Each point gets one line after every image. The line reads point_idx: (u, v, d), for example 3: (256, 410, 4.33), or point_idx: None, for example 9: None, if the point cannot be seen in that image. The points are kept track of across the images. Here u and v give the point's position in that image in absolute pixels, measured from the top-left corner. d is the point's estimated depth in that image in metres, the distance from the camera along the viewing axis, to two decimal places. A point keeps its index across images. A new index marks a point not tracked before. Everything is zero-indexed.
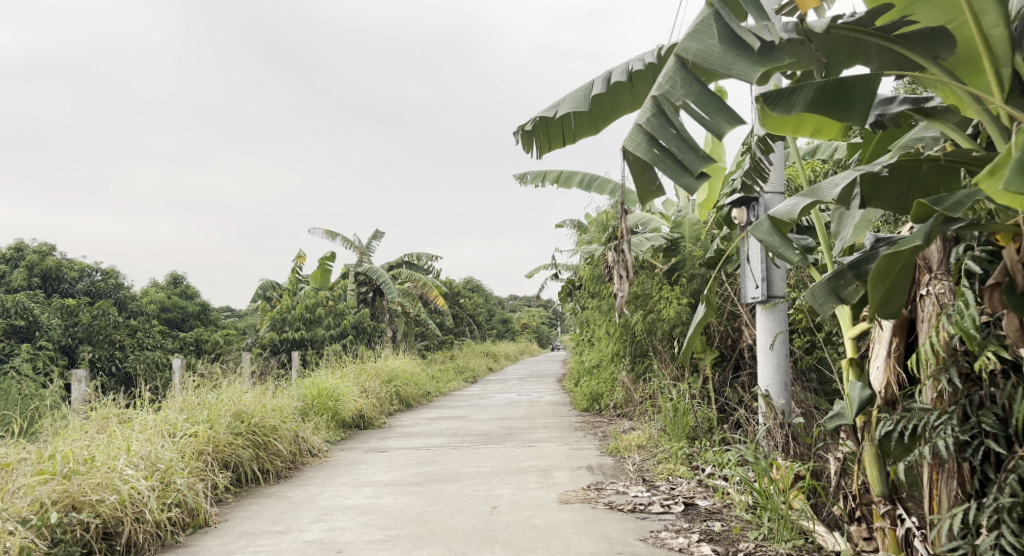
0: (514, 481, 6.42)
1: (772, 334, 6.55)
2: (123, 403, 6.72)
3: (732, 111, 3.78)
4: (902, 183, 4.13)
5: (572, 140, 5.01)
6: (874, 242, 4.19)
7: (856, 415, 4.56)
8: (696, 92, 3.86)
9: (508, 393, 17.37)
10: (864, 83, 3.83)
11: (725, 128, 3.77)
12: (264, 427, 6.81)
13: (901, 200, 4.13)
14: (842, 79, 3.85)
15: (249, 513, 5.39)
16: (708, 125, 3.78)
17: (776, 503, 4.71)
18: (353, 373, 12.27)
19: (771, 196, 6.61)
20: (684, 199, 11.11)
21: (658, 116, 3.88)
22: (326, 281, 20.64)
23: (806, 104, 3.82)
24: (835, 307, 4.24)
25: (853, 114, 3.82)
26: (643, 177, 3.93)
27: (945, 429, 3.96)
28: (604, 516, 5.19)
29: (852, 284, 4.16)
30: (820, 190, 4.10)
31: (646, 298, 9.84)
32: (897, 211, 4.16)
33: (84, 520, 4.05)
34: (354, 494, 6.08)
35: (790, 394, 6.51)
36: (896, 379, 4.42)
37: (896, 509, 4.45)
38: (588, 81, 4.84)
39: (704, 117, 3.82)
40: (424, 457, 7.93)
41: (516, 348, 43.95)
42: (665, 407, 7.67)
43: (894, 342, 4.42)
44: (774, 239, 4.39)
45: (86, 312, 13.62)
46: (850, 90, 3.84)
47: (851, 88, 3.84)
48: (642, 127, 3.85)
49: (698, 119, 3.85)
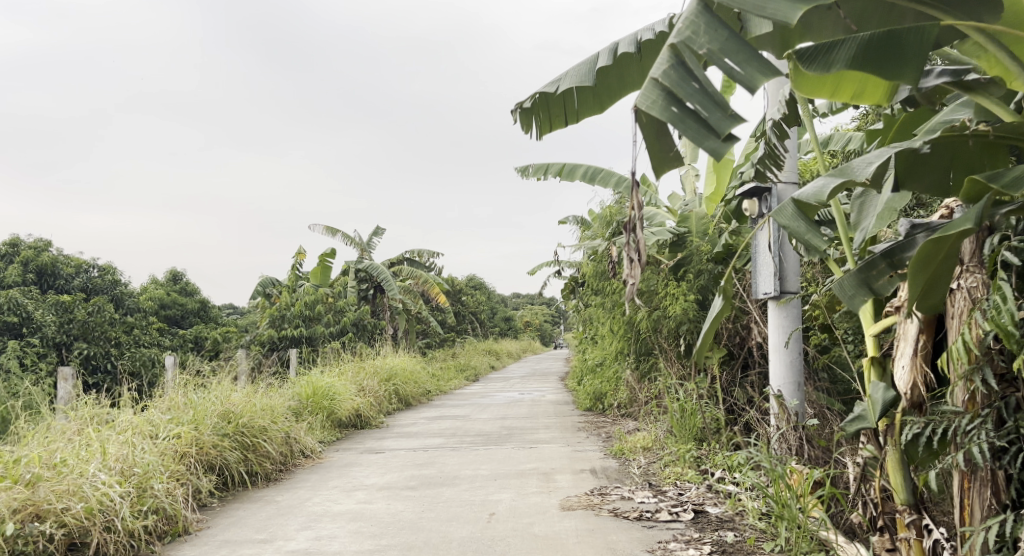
0: (513, 485, 6.12)
1: (785, 331, 6.26)
2: (107, 402, 6.44)
3: (767, 61, 3.41)
4: (941, 161, 3.92)
5: (574, 120, 4.67)
6: (910, 229, 3.92)
7: (879, 419, 4.24)
8: (721, 40, 3.52)
9: (510, 392, 17.07)
10: (913, 38, 3.51)
11: (757, 81, 3.39)
12: (253, 428, 6.52)
13: (940, 180, 3.93)
14: (889, 34, 3.53)
15: (233, 520, 5.11)
16: (737, 76, 3.41)
17: (793, 512, 4.39)
18: (351, 371, 11.99)
19: (784, 187, 6.34)
20: (691, 193, 10.81)
21: (679, 68, 3.52)
22: (326, 277, 20.34)
23: (847, 60, 3.52)
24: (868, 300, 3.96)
25: (900, 71, 3.49)
26: (659, 143, 3.64)
27: (979, 434, 3.64)
28: (609, 524, 4.89)
29: (885, 275, 3.90)
30: (852, 169, 3.84)
31: (652, 294, 9.56)
32: (935, 191, 3.96)
33: (48, 530, 3.78)
34: (346, 499, 5.79)
35: (803, 394, 6.22)
36: (923, 379, 4.11)
37: (922, 519, 4.14)
38: (593, 54, 4.54)
39: (732, 67, 3.44)
40: (421, 458, 7.64)
41: (519, 346, 43.65)
42: (672, 408, 7.36)
43: (921, 340, 4.12)
44: (800, 225, 4.08)
45: (81, 309, 13.38)
46: (899, 45, 3.51)
47: (899, 42, 3.50)
48: (660, 83, 3.50)
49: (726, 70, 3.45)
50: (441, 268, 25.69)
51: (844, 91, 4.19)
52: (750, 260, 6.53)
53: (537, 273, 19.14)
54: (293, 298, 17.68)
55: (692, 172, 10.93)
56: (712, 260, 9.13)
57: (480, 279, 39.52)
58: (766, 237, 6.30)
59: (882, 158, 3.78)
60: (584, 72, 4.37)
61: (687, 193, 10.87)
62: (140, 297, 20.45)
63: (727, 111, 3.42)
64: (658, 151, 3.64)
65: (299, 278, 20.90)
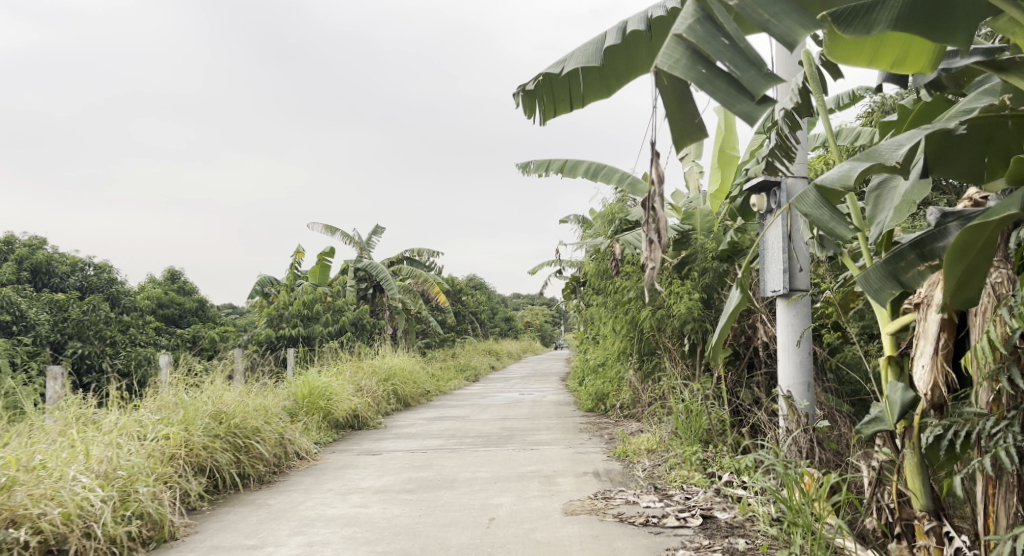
0: (514, 489, 5.93)
1: (795, 330, 6.06)
2: (94, 402, 6.25)
3: (804, 14, 3.43)
4: (976, 145, 3.75)
5: (580, 104, 4.56)
6: (941, 216, 3.77)
7: (897, 421, 4.02)
8: None
9: (510, 393, 16.88)
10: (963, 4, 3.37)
11: (794, 32, 3.39)
12: (245, 428, 6.33)
13: (971, 164, 3.79)
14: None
15: (222, 524, 4.91)
16: (774, 28, 3.39)
17: (808, 518, 4.19)
18: (348, 371, 11.79)
19: (794, 181, 6.15)
20: (695, 190, 10.62)
21: (707, 23, 3.38)
22: (325, 276, 20.14)
23: (892, 19, 3.32)
24: (896, 292, 3.82)
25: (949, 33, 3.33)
26: (679, 113, 3.48)
27: (1006, 438, 3.46)
28: (614, 530, 4.69)
29: (914, 267, 3.75)
30: (879, 152, 3.69)
31: (656, 293, 9.36)
32: (967, 176, 3.81)
33: (21, 538, 3.58)
34: (340, 503, 5.59)
35: (813, 395, 6.02)
36: (945, 379, 3.90)
37: (943, 525, 3.95)
38: (600, 33, 4.34)
39: (768, 18, 3.41)
40: (420, 460, 7.44)
41: (519, 347, 43.44)
42: (677, 409, 7.17)
43: (942, 338, 3.91)
44: (823, 212, 3.95)
45: (76, 307, 13.21)
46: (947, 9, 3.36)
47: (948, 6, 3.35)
48: (688, 39, 3.32)
49: (759, 21, 3.41)
50: (441, 267, 25.49)
51: (882, 58, 3.89)
52: (759, 256, 6.35)
53: (538, 272, 18.95)
54: (291, 297, 17.51)
55: (696, 169, 10.73)
56: (717, 257, 8.93)
57: (481, 278, 39.33)
58: (776, 233, 6.11)
59: (912, 140, 3.62)
60: (590, 55, 4.20)
61: (690, 190, 10.68)
62: (137, 296, 20.28)
63: (763, 70, 3.24)
64: (679, 120, 3.48)
65: (298, 277, 20.71)
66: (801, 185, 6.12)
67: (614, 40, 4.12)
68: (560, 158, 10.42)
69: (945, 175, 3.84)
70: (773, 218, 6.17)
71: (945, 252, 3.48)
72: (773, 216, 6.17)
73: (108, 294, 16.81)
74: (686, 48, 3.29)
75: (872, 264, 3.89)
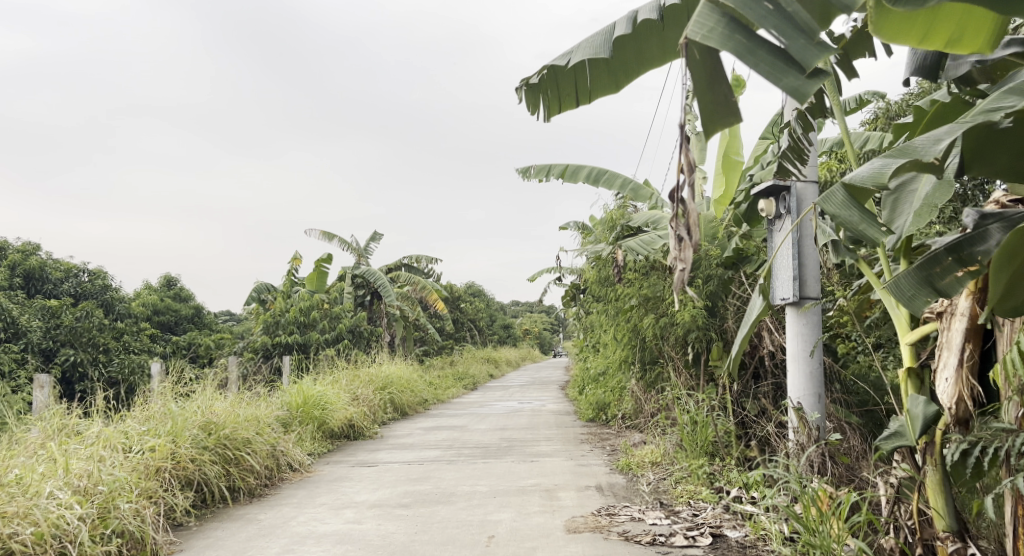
0: (514, 504, 5.71)
1: (805, 341, 5.86)
2: (80, 412, 6.03)
3: None
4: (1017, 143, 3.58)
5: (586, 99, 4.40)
6: (979, 218, 3.56)
7: (919, 437, 3.80)
8: None
9: (509, 402, 16.64)
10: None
11: None
12: (236, 440, 6.10)
13: (1011, 162, 3.62)
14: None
15: (209, 541, 4.69)
16: None
17: (826, 542, 4.01)
18: (345, 380, 11.58)
19: (803, 186, 5.96)
20: (698, 196, 10.44)
21: None
22: (323, 283, 19.91)
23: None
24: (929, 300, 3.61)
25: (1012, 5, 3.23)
26: (711, 94, 3.22)
27: None
28: (619, 550, 4.48)
29: (951, 273, 3.54)
30: (915, 149, 3.62)
31: (658, 301, 9.16)
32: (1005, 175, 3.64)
33: None
34: (333, 519, 5.37)
35: (824, 408, 5.82)
36: (970, 392, 3.73)
37: (967, 547, 3.73)
38: (609, 24, 4.15)
39: None
40: (417, 472, 7.22)
41: (518, 355, 43.17)
42: (683, 420, 6.96)
43: (968, 349, 3.75)
44: (853, 213, 3.96)
45: (69, 314, 13.00)
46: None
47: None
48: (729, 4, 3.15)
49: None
50: (440, 275, 25.29)
51: (935, 38, 3.69)
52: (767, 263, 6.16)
53: (537, 279, 18.76)
54: (288, 304, 17.35)
55: (699, 175, 10.56)
56: (721, 265, 8.74)
57: (479, 286, 39.12)
58: (786, 239, 5.91)
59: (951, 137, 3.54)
60: (597, 46, 4.03)
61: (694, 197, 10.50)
62: (132, 302, 20.05)
63: (813, 38, 3.11)
64: (709, 102, 3.22)
65: (295, 283, 20.50)
66: (811, 190, 5.96)
67: (623, 30, 3.94)
68: (561, 163, 10.24)
69: (983, 175, 3.67)
70: (782, 223, 5.98)
71: (993, 256, 3.33)
72: (782, 222, 5.99)
73: (103, 301, 16.60)
74: (723, 16, 3.18)
75: (903, 270, 3.68)
